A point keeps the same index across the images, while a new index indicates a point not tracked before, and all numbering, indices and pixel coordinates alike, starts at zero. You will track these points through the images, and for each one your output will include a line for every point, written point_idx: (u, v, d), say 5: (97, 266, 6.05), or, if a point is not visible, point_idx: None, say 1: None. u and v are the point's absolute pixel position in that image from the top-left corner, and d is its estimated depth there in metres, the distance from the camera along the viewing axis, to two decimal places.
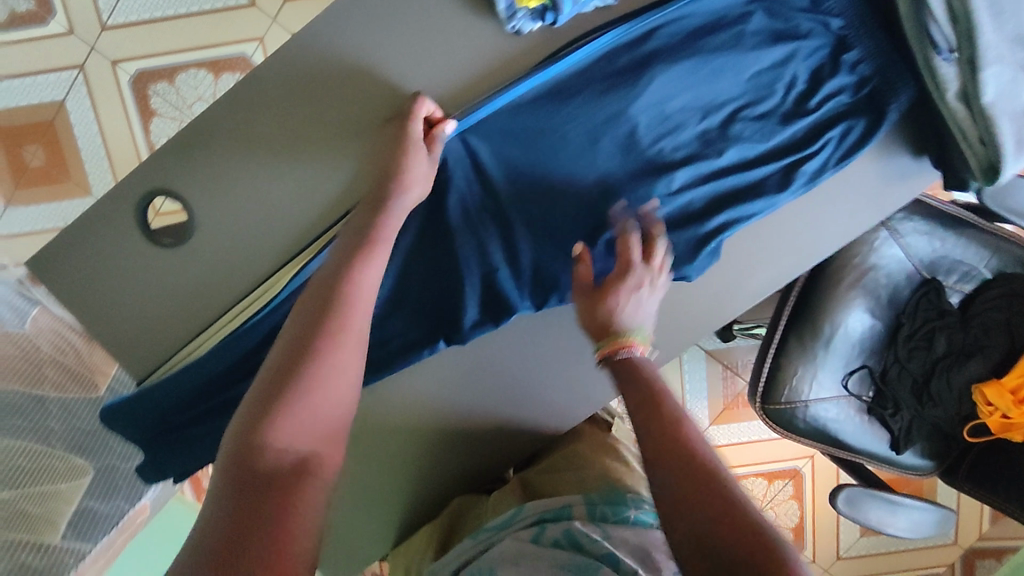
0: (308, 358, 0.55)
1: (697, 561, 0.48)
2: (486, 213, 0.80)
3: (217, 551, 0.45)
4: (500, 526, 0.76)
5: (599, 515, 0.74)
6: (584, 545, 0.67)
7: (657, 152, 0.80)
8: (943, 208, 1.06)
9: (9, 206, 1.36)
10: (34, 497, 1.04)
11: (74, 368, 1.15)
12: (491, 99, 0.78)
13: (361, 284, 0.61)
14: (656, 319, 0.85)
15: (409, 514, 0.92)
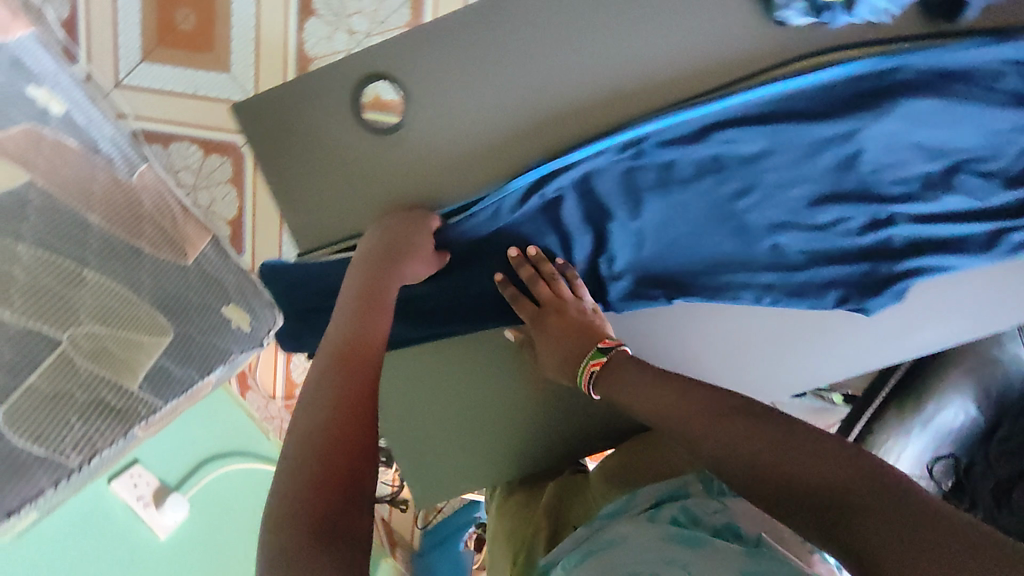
0: (342, 386, 0.64)
1: (828, 522, 0.58)
2: (706, 185, 0.89)
3: (312, 521, 0.55)
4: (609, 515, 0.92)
5: (716, 491, 0.87)
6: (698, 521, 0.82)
7: (880, 181, 0.89)
8: None
9: (145, 61, 1.36)
10: (121, 342, 1.01)
11: (169, 233, 1.27)
12: (747, 90, 0.85)
13: (362, 329, 0.71)
14: (819, 337, 0.99)
15: (513, 447, 1.15)
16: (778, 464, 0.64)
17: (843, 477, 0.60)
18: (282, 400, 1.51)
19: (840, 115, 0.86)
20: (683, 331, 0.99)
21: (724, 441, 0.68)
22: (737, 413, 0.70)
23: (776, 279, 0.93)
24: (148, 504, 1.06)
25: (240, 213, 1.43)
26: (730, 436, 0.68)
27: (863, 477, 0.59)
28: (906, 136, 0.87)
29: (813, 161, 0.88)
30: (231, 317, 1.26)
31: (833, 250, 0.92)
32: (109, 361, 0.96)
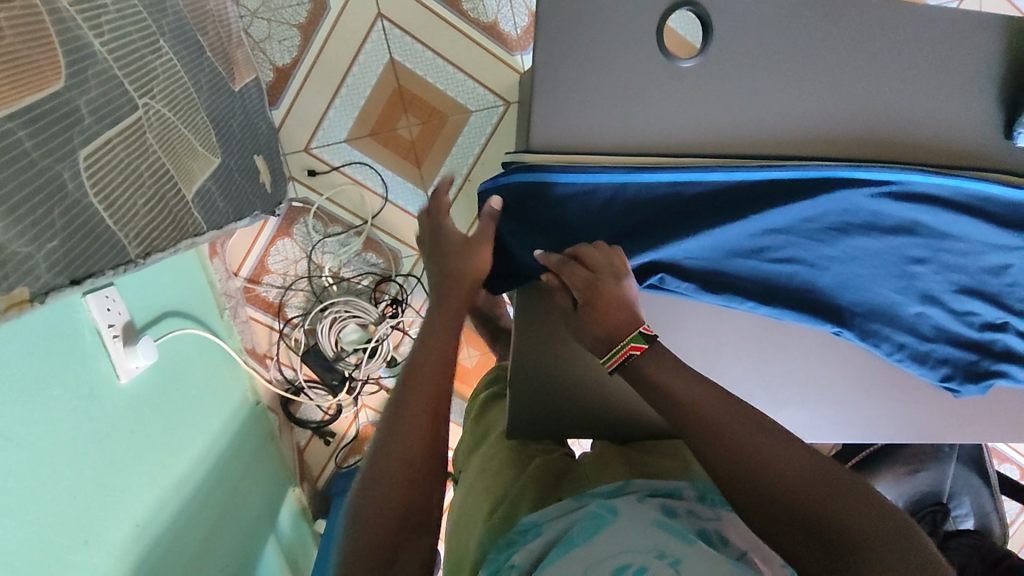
0: (405, 416, 0.58)
1: (796, 535, 0.48)
2: (902, 230, 0.76)
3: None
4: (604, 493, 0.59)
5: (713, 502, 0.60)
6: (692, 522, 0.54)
7: (1008, 288, 0.79)
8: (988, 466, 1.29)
9: None
10: (181, 139, 0.81)
11: (222, 50, 1.07)
12: (954, 176, 0.74)
13: (433, 350, 0.63)
14: (856, 352, 0.79)
15: (528, 414, 0.76)
16: (766, 468, 0.50)
17: (811, 487, 0.49)
18: (243, 282, 1.30)
19: (1010, 227, 0.77)
20: (777, 361, 0.78)
21: (772, 464, 0.50)
22: (751, 424, 0.53)
23: (930, 365, 0.79)
24: (118, 338, 0.83)
25: (295, 65, 1.25)
26: (744, 440, 0.52)
27: (819, 477, 0.49)
28: None
29: (961, 260, 0.77)
30: (260, 168, 1.10)
31: (971, 349, 0.79)
32: (175, 157, 0.77)
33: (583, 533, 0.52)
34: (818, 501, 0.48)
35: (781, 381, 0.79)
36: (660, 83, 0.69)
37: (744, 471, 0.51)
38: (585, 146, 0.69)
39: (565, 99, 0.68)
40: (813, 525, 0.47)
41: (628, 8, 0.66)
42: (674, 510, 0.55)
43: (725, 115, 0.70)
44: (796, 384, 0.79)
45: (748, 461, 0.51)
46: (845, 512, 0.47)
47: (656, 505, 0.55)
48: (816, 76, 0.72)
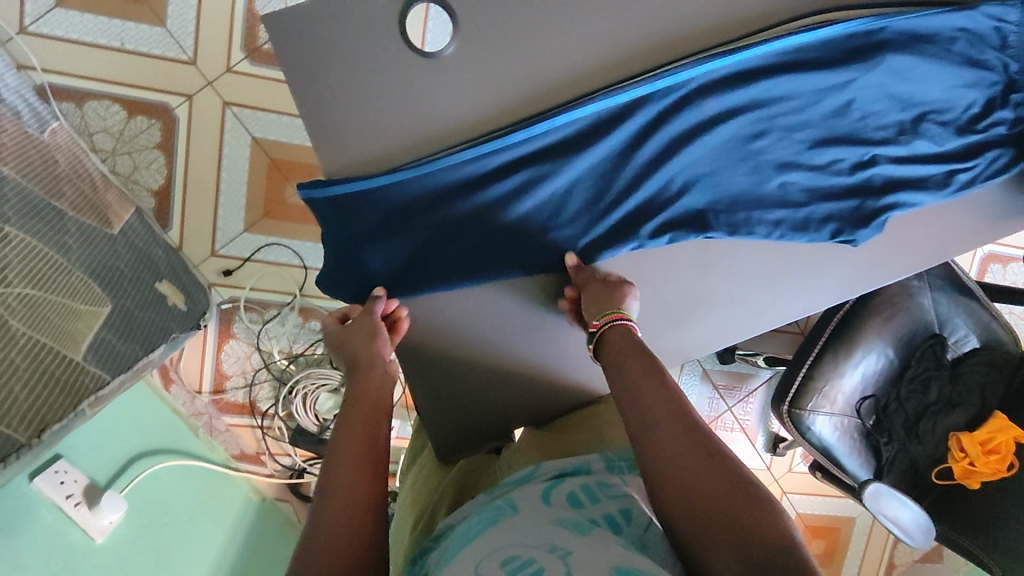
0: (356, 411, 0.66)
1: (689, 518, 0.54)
2: (727, 116, 0.75)
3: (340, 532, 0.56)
4: (516, 482, 0.65)
5: (619, 471, 0.66)
6: (603, 499, 0.59)
7: (860, 127, 0.77)
8: (967, 280, 1.24)
9: (60, 5, 1.20)
10: (58, 307, 0.85)
11: (88, 200, 1.10)
12: (754, 42, 0.72)
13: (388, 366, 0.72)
14: (736, 257, 0.78)
15: (451, 432, 0.81)
16: (675, 463, 0.58)
17: (704, 481, 0.56)
18: (209, 396, 1.32)
19: (831, 67, 0.75)
20: (662, 291, 0.79)
21: (680, 457, 0.58)
22: (671, 420, 0.61)
23: (811, 228, 0.77)
24: (80, 504, 0.91)
25: (168, 182, 1.28)
26: (665, 438, 0.60)
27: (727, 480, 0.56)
28: (880, 85, 0.76)
29: (799, 118, 0.76)
30: (167, 293, 1.13)
31: (846, 196, 0.78)
32: (49, 329, 0.81)
33: (480, 525, 0.57)
34: (720, 499, 0.55)
35: (671, 305, 0.79)
36: (429, 81, 0.69)
37: (656, 465, 0.59)
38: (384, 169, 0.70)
39: (347, 133, 0.69)
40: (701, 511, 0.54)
41: (366, 25, 0.66)
42: (582, 495, 0.60)
43: (507, 82, 0.71)
44: (690, 302, 0.80)
45: (664, 456, 0.59)
46: (744, 513, 0.53)
47: (568, 496, 0.60)
48: (582, 8, 0.71)
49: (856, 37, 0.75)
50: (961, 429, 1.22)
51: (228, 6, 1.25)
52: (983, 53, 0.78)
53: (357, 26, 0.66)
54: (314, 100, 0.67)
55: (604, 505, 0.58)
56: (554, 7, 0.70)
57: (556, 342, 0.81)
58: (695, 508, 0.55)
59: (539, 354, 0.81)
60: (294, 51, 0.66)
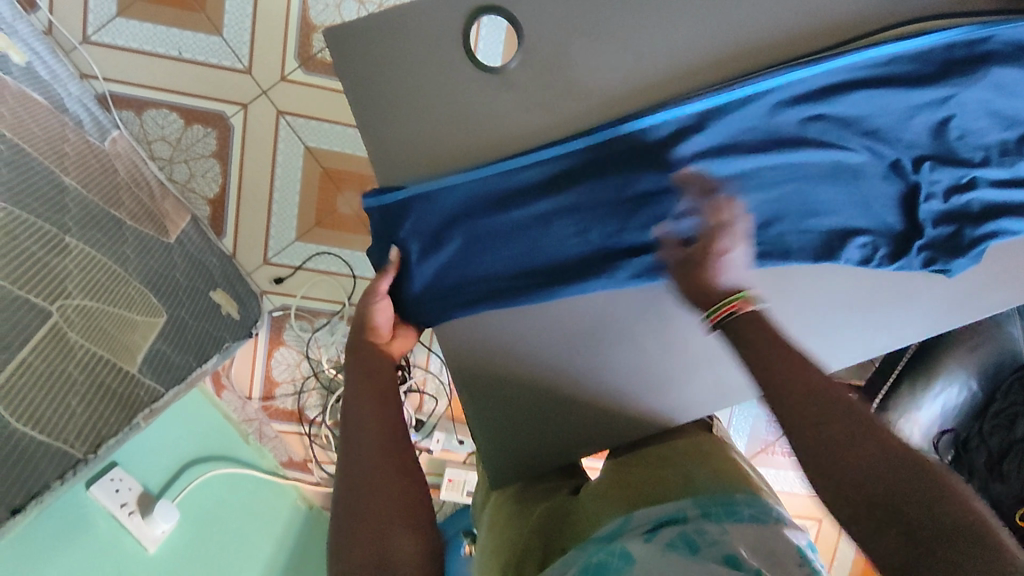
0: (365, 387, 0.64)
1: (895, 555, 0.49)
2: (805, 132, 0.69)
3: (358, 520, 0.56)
4: (607, 536, 0.59)
5: (717, 515, 0.59)
6: (705, 547, 0.54)
7: (959, 146, 0.70)
8: None
9: (123, 15, 1.22)
10: (115, 318, 0.86)
11: (146, 208, 1.12)
12: (839, 53, 0.67)
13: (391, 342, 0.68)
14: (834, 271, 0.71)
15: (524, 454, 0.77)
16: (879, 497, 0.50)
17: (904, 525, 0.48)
18: (259, 403, 1.32)
19: (926, 80, 0.68)
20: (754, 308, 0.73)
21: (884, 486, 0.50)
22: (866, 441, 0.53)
23: (899, 253, 0.70)
24: (134, 513, 1.00)
25: (223, 190, 1.29)
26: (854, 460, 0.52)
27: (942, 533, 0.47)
28: (982, 101, 0.69)
29: (890, 135, 0.69)
30: (220, 302, 1.13)
31: (942, 219, 0.70)
32: (106, 341, 0.83)
33: None
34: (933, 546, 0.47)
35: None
36: (486, 98, 0.66)
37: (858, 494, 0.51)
38: None
39: (401, 153, 0.66)
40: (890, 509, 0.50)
41: (423, 39, 0.64)
42: (678, 541, 0.55)
43: (568, 99, 0.67)
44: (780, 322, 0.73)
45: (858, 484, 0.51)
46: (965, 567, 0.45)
47: (664, 542, 0.55)
48: (651, 20, 0.67)
49: (955, 49, 0.69)
50: None
51: (283, 15, 1.25)
52: None
53: (413, 41, 0.64)
54: (370, 117, 0.65)
55: (704, 555, 0.52)
56: (618, 20, 0.66)
57: (625, 357, 0.76)
58: (878, 506, 0.50)
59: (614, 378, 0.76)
60: (351, 67, 0.64)
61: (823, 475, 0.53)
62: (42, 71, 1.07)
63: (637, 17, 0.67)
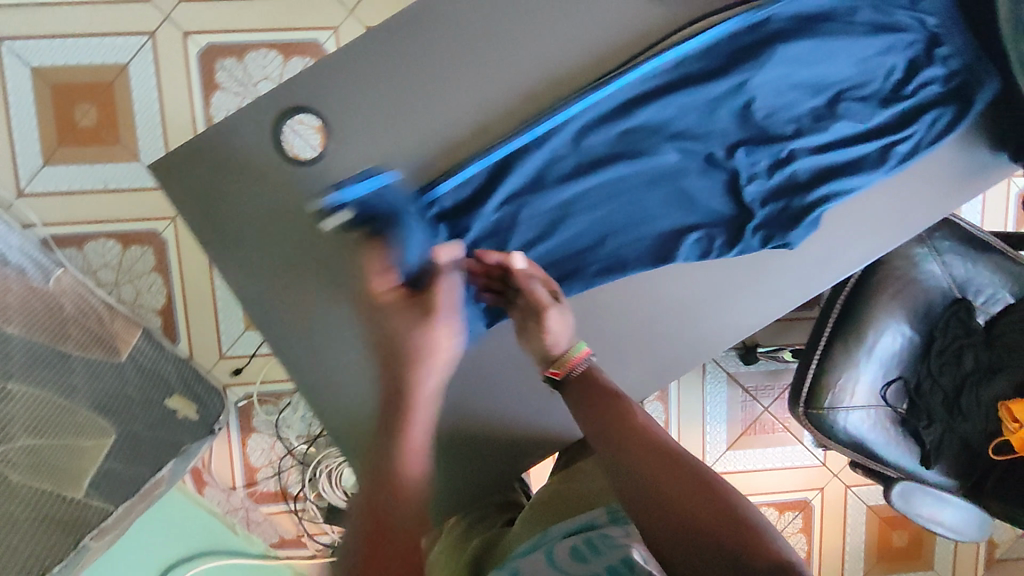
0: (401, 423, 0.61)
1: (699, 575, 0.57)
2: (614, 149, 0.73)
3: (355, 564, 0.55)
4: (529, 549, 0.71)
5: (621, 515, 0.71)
6: (607, 551, 0.64)
7: (768, 124, 0.72)
8: (976, 232, 1.11)
9: (49, 163, 1.30)
10: (61, 449, 0.94)
11: (96, 335, 1.19)
12: (621, 73, 0.71)
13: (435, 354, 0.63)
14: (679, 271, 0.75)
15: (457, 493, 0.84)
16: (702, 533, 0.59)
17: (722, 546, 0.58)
18: (244, 490, 1.38)
19: (713, 75, 0.71)
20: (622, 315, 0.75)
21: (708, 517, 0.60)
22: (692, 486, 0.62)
23: (731, 241, 0.73)
24: None
25: (170, 299, 1.37)
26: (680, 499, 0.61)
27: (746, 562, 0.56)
28: (779, 77, 0.71)
29: (698, 132, 0.72)
30: (177, 407, 1.21)
31: (765, 199, 0.73)
32: (53, 474, 0.90)
33: None
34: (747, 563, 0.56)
35: (612, 344, 0.76)
36: (316, 186, 0.71)
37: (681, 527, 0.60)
38: (292, 278, 0.72)
39: (252, 254, 0.71)
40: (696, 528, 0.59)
41: (245, 149, 0.69)
42: (585, 548, 0.66)
43: (391, 168, 0.72)
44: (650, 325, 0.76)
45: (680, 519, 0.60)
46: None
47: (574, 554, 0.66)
48: (450, 78, 0.71)
49: (740, 38, 0.72)
50: (1010, 398, 1.07)
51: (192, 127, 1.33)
52: (891, 15, 0.70)
53: (235, 153, 0.70)
54: (213, 226, 0.70)
55: (603, 558, 0.63)
56: (420, 86, 0.71)
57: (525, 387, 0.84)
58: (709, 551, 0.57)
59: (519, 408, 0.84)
60: (184, 187, 0.69)
61: (657, 527, 0.60)
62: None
63: (437, 79, 0.71)
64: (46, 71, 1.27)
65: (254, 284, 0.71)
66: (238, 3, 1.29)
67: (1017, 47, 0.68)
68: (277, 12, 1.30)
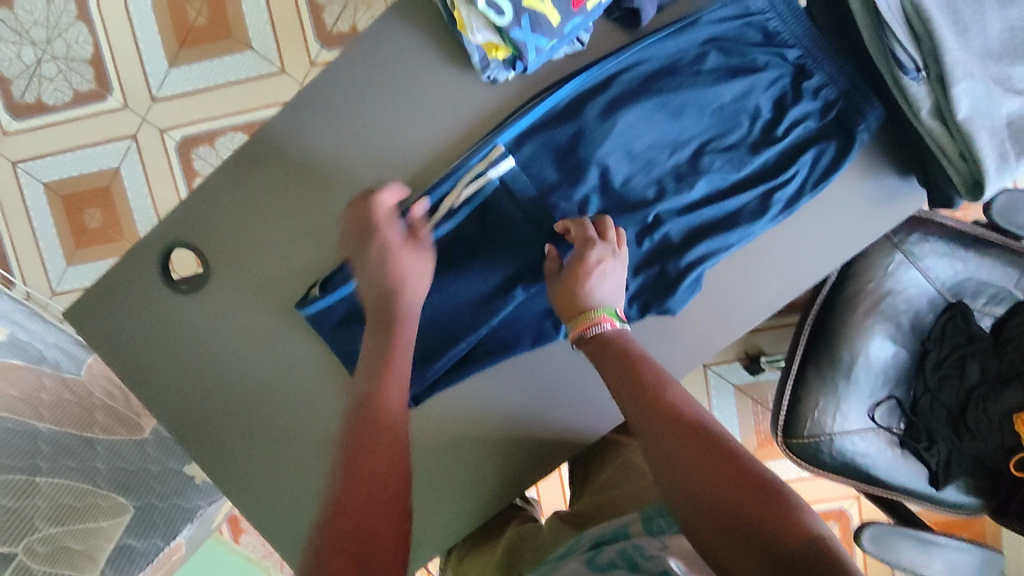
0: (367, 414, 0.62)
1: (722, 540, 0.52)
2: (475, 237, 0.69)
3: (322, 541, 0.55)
4: (561, 556, 0.70)
5: (657, 528, 0.65)
6: (642, 565, 0.58)
7: (630, 190, 0.68)
8: (961, 226, 0.97)
9: (69, 265, 1.44)
10: (78, 533, 1.07)
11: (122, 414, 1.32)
12: (464, 162, 0.68)
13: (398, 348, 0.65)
14: None
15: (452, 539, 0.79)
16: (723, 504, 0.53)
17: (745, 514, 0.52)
18: None
19: (563, 148, 0.68)
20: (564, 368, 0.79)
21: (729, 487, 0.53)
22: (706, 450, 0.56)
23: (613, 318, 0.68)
24: None
25: None
26: (695, 469, 0.55)
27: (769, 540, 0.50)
28: (632, 141, 0.67)
29: (554, 214, 0.68)
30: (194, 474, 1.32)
31: (640, 268, 0.68)
32: (67, 559, 1.03)
33: None
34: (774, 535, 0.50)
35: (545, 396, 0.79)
36: (197, 310, 0.74)
37: (699, 499, 0.54)
38: (189, 399, 0.75)
39: (147, 382, 0.74)
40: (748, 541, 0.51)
41: (130, 287, 0.73)
42: (619, 556, 0.62)
43: (264, 282, 0.73)
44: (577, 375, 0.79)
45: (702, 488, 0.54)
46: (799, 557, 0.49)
47: (606, 562, 0.62)
48: (298, 192, 0.72)
49: (580, 110, 0.68)
50: None
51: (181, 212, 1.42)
52: (742, 56, 0.66)
53: (121, 291, 0.73)
54: (118, 361, 0.74)
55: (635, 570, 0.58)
56: (278, 202, 0.72)
57: (524, 411, 0.79)
58: (746, 527, 0.51)
59: (523, 446, 0.79)
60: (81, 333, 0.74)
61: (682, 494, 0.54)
62: (22, 335, 1.27)
63: (291, 190, 0.71)
64: (55, 184, 1.42)
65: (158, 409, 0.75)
66: (202, 93, 1.38)
67: (888, 71, 0.63)
68: (235, 95, 1.38)
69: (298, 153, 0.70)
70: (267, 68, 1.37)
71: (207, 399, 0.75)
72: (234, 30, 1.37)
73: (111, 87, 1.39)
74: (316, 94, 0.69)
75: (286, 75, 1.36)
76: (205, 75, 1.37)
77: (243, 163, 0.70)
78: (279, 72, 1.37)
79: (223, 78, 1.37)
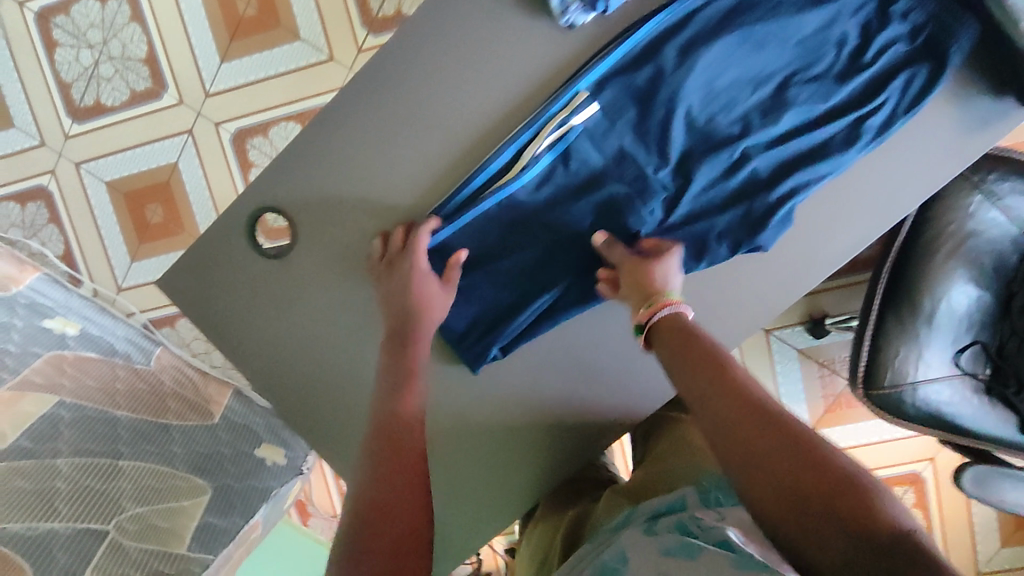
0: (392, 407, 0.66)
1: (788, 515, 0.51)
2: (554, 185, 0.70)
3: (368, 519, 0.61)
4: (615, 529, 0.65)
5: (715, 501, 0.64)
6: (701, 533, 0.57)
7: (714, 127, 0.67)
8: None
9: (134, 260, 1.49)
10: (163, 512, 1.04)
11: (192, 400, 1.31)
12: (545, 109, 0.68)
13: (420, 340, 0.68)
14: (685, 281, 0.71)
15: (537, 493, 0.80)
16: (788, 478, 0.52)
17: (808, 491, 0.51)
18: None
19: (644, 89, 0.68)
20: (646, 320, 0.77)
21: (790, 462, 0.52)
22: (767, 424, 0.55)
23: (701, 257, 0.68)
24: None
25: None
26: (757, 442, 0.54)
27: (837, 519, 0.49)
28: (714, 77, 0.66)
29: (636, 156, 0.68)
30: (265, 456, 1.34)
31: (727, 206, 0.67)
32: (155, 536, 1.00)
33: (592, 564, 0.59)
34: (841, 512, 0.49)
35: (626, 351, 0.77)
36: (283, 274, 0.75)
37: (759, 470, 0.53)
38: (280, 362, 0.77)
39: (240, 347, 0.77)
40: (815, 521, 0.49)
41: (218, 254, 0.75)
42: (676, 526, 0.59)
43: (346, 243, 0.74)
44: None
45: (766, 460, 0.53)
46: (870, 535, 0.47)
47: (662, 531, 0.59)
48: (377, 151, 0.72)
49: (659, 50, 0.67)
50: None
51: None
52: None
53: (211, 258, 0.75)
54: (209, 330, 0.76)
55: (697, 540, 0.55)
56: (358, 162, 0.72)
57: (606, 369, 0.78)
58: (812, 503, 0.50)
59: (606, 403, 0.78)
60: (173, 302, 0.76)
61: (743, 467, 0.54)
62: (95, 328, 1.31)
63: (370, 150, 0.72)
64: (117, 183, 1.47)
65: (249, 373, 0.77)
66: (253, 85, 1.41)
67: None
68: (286, 85, 1.40)
69: (376, 114, 0.71)
70: (316, 56, 1.39)
71: (297, 362, 0.77)
72: (282, 19, 1.39)
73: (166, 84, 1.43)
74: (392, 52, 0.70)
75: (335, 62, 1.38)
76: (257, 67, 1.40)
77: (324, 125, 0.72)
78: (328, 60, 1.39)
79: (274, 68, 1.40)
